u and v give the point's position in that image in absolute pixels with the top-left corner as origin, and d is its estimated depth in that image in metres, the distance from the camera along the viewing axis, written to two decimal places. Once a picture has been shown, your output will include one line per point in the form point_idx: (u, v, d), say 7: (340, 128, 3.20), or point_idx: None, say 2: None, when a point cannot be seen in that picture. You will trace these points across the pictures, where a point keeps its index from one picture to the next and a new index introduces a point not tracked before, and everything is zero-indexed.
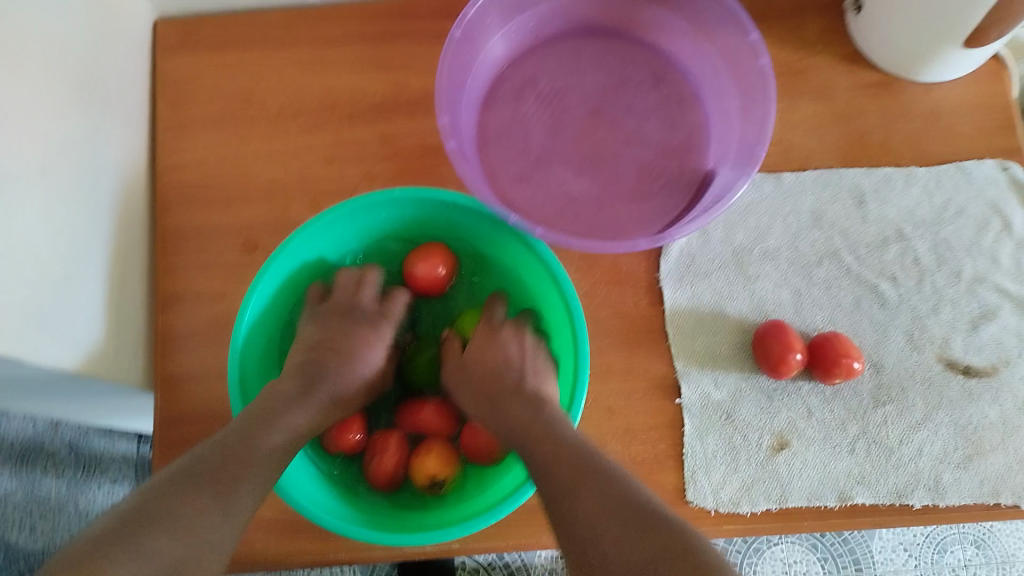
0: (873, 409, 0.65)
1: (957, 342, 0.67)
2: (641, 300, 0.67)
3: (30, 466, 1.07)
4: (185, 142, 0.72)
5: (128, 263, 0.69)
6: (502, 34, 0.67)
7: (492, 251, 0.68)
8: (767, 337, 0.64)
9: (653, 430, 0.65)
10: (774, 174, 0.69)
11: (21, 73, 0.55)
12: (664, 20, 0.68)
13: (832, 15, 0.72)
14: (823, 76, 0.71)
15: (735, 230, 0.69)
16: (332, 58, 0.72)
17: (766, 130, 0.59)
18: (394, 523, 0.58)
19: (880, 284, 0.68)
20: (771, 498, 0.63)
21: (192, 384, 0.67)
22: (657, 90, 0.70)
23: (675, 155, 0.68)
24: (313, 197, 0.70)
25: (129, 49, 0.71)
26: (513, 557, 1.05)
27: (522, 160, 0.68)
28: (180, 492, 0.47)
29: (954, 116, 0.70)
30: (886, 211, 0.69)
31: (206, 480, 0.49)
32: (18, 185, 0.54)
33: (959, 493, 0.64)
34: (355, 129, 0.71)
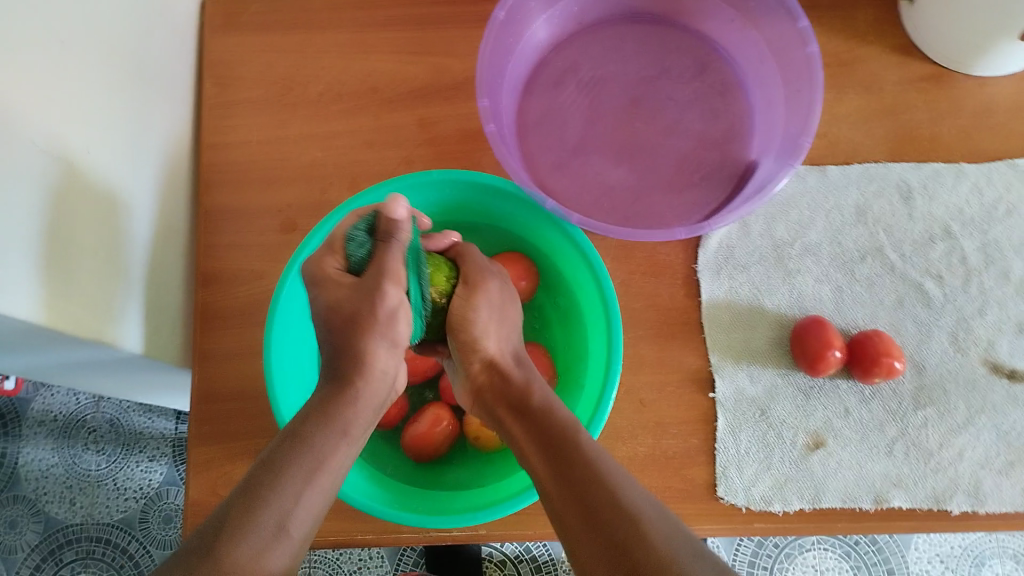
0: (913, 411, 0.64)
1: (1003, 345, 0.64)
2: (676, 292, 0.67)
3: (73, 440, 1.11)
4: (227, 123, 0.73)
5: (168, 241, 0.70)
6: (545, 19, 0.67)
7: (529, 238, 0.68)
8: (804, 333, 0.63)
9: (685, 424, 0.64)
10: (817, 167, 0.68)
11: (71, 51, 0.56)
12: (709, 9, 0.67)
13: (884, 7, 0.70)
14: (872, 69, 0.69)
15: (776, 224, 0.68)
16: (374, 43, 0.73)
17: (810, 119, 0.58)
18: (423, 504, 0.58)
19: (925, 283, 0.66)
20: (803, 497, 0.62)
21: (227, 361, 0.68)
22: (699, 80, 0.69)
23: (717, 146, 0.67)
24: (351, 179, 0.71)
25: (177, 31, 0.72)
26: (540, 550, 1.05)
27: (561, 147, 0.68)
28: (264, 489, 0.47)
29: (1008, 112, 0.68)
30: (933, 208, 0.67)
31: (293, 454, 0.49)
32: (63, 160, 0.55)
33: (1000, 500, 0.62)
34: (394, 113, 0.71)
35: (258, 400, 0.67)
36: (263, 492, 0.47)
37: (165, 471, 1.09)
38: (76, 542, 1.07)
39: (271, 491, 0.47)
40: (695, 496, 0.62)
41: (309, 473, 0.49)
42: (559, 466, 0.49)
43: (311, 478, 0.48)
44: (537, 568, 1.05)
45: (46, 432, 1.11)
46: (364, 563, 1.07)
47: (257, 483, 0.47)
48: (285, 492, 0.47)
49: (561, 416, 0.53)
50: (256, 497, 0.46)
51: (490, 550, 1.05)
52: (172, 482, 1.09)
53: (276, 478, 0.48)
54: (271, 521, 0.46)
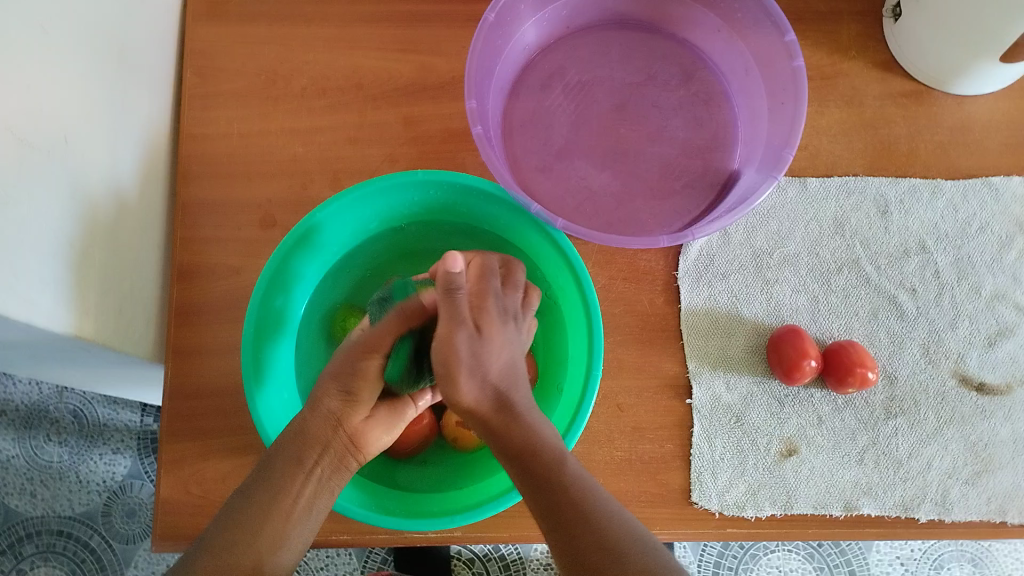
0: (884, 420, 0.65)
1: (972, 358, 0.66)
2: (657, 298, 0.67)
3: (34, 431, 1.08)
4: (208, 114, 0.71)
5: (144, 233, 0.69)
6: (534, 22, 0.67)
7: (511, 240, 0.68)
8: (781, 342, 0.64)
9: (662, 430, 0.64)
10: (798, 178, 0.69)
11: (49, 37, 0.55)
12: (697, 18, 0.67)
13: (866, 22, 0.71)
14: (853, 83, 0.70)
15: (756, 233, 0.68)
16: (360, 38, 0.72)
17: (794, 132, 0.59)
18: (401, 506, 0.58)
19: (899, 295, 0.67)
20: (776, 503, 0.63)
21: (203, 358, 0.67)
22: (684, 88, 0.69)
23: (700, 154, 0.68)
24: (333, 176, 0.70)
25: (157, 19, 0.71)
26: (509, 549, 1.05)
27: (546, 150, 0.68)
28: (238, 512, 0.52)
29: (983, 130, 0.70)
30: (909, 222, 0.68)
31: (267, 472, 0.54)
32: (39, 149, 0.54)
33: (965, 508, 0.64)
34: (379, 110, 0.71)
35: (235, 397, 0.66)
36: (242, 511, 0.52)
37: (129, 464, 1.07)
38: (37, 535, 1.05)
39: (247, 514, 0.51)
40: (670, 501, 0.63)
41: (282, 486, 0.53)
42: (530, 463, 0.49)
43: (281, 490, 0.53)
44: (505, 567, 1.05)
45: (6, 422, 1.08)
46: (332, 560, 1.06)
47: (237, 503, 0.53)
48: (264, 510, 0.52)
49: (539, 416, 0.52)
50: (233, 520, 0.51)
51: (459, 548, 1.05)
52: (137, 476, 1.07)
53: (249, 500, 0.52)
54: (251, 540, 0.50)
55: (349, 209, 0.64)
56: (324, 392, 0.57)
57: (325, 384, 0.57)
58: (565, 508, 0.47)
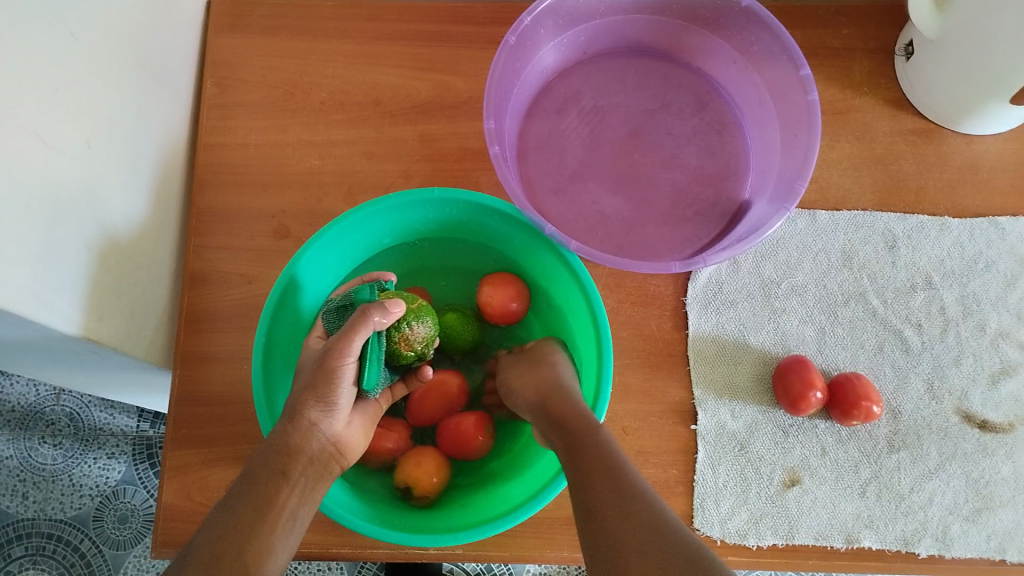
0: (887, 453, 0.65)
1: (976, 395, 0.67)
2: (665, 323, 0.67)
3: (29, 433, 1.07)
4: (225, 124, 0.72)
5: (158, 239, 0.70)
6: (553, 46, 0.68)
7: (523, 260, 0.68)
8: (787, 372, 0.64)
9: (666, 454, 0.64)
10: (808, 210, 0.70)
11: (76, 43, 0.56)
12: (713, 49, 0.68)
13: (879, 60, 0.73)
14: (864, 119, 0.71)
15: (765, 263, 0.69)
16: (380, 55, 0.73)
17: (807, 165, 0.59)
18: (404, 521, 0.58)
19: (904, 330, 0.68)
20: (777, 533, 0.63)
21: (211, 365, 0.67)
22: (699, 117, 0.70)
23: (712, 182, 0.68)
24: (348, 190, 0.70)
25: (180, 28, 0.71)
26: (501, 569, 1.05)
27: (561, 173, 0.69)
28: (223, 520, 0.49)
29: (991, 171, 0.71)
30: (916, 258, 0.69)
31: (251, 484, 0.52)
32: (61, 152, 0.55)
33: (965, 546, 0.64)
34: (396, 127, 0.71)
35: (240, 406, 0.66)
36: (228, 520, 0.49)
37: (123, 470, 1.07)
38: (27, 538, 1.05)
39: (234, 523, 0.49)
40: None
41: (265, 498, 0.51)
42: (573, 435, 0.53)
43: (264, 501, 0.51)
44: None
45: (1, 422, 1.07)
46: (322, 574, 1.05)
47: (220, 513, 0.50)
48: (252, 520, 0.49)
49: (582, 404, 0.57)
50: (224, 529, 0.48)
51: (451, 566, 1.05)
52: (130, 481, 1.06)
53: (235, 510, 0.50)
54: (238, 547, 0.47)
55: (341, 237, 0.64)
56: (301, 401, 0.56)
57: (301, 395, 0.56)
58: (604, 491, 0.48)
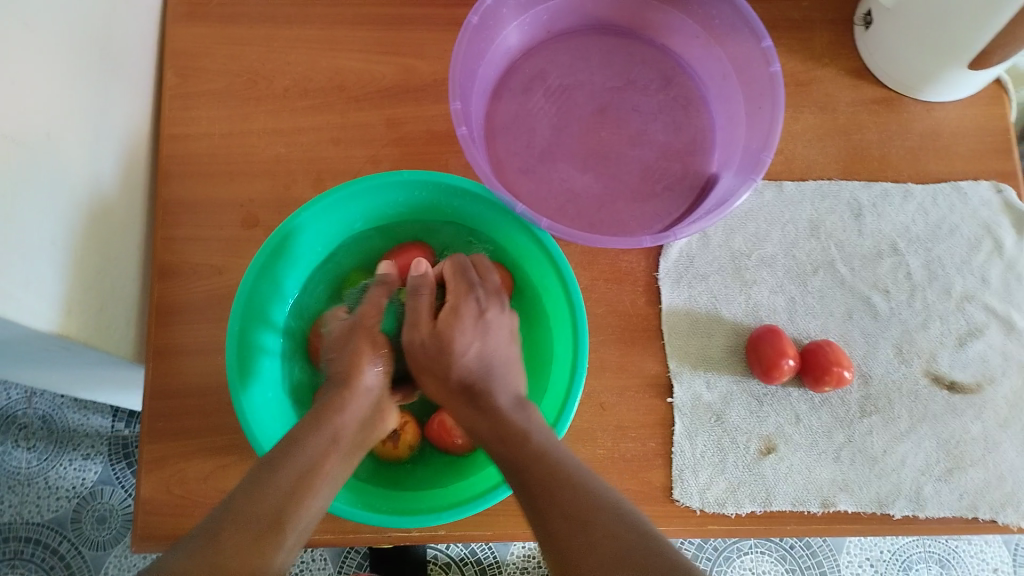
0: (859, 418, 0.66)
1: (943, 357, 0.68)
2: (638, 299, 0.68)
3: (2, 437, 1.06)
4: (188, 114, 0.71)
5: (125, 232, 0.69)
6: (516, 26, 0.68)
7: (495, 240, 0.68)
8: (760, 342, 0.65)
9: (644, 428, 0.65)
10: (775, 182, 0.71)
11: (32, 32, 0.55)
12: (674, 24, 0.69)
13: (840, 31, 0.73)
14: (827, 89, 0.72)
15: (734, 236, 0.70)
16: (342, 40, 0.72)
17: (771, 137, 0.60)
18: (386, 504, 0.58)
19: (872, 296, 0.69)
20: (755, 501, 0.64)
21: (184, 357, 0.66)
22: (664, 93, 0.70)
23: (679, 157, 0.69)
24: (316, 177, 0.70)
25: (138, 18, 0.70)
26: (485, 554, 1.05)
27: (529, 152, 0.69)
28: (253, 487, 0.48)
29: (952, 137, 0.72)
30: (882, 225, 0.70)
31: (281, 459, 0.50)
32: (21, 144, 0.53)
33: (938, 505, 0.65)
34: (362, 112, 0.71)
35: (217, 397, 0.65)
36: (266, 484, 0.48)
37: (100, 470, 1.05)
38: (5, 542, 1.03)
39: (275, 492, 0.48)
40: (652, 498, 0.64)
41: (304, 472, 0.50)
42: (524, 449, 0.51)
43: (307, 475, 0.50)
44: (482, 571, 1.05)
45: None
46: (306, 566, 1.05)
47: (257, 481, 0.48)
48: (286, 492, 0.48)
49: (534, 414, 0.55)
50: (257, 487, 0.48)
51: (435, 552, 1.05)
52: (108, 481, 1.05)
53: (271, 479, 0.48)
54: (269, 519, 0.46)
55: (328, 212, 0.64)
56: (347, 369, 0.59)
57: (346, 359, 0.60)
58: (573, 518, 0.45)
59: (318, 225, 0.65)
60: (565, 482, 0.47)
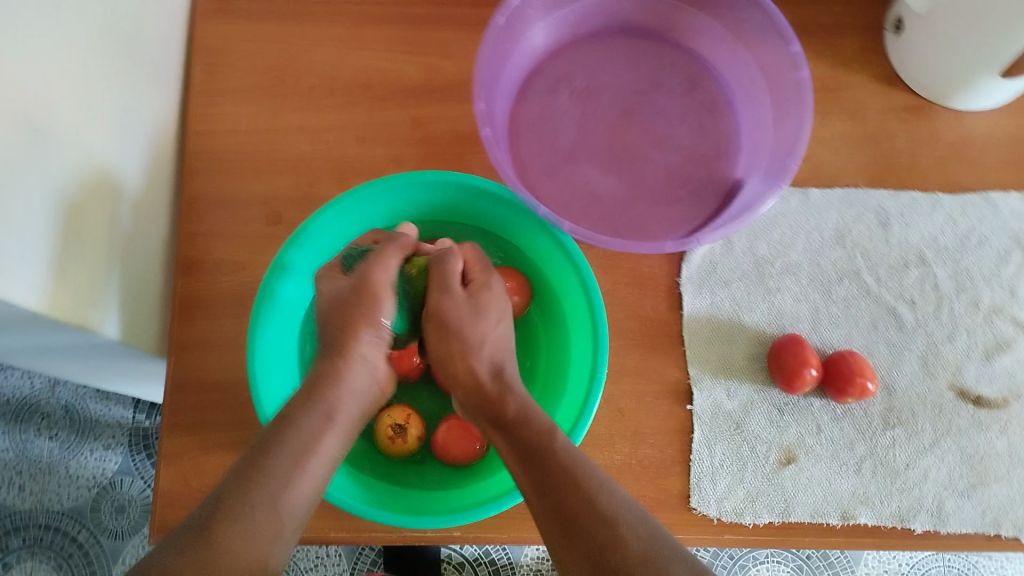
0: (882, 430, 0.65)
1: (970, 370, 0.67)
2: (659, 304, 0.67)
3: (25, 425, 1.07)
4: (214, 110, 0.72)
5: (149, 226, 0.69)
6: (542, 27, 0.67)
7: (516, 242, 0.68)
8: (782, 351, 0.64)
9: (662, 434, 0.65)
10: (801, 189, 0.70)
11: (62, 27, 0.55)
12: (703, 27, 0.68)
13: (870, 37, 0.72)
14: (856, 96, 0.71)
15: (758, 242, 0.69)
16: (368, 38, 0.72)
17: (798, 143, 0.59)
18: (402, 504, 0.58)
19: (898, 307, 0.68)
20: (774, 511, 0.63)
21: (205, 353, 0.66)
22: (691, 96, 0.70)
23: (704, 162, 0.68)
24: (339, 175, 0.70)
25: (166, 14, 0.71)
26: (499, 554, 1.05)
27: (553, 154, 0.68)
28: (256, 473, 0.48)
29: (984, 147, 0.71)
30: (909, 235, 0.69)
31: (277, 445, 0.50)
32: (48, 137, 0.54)
33: (961, 521, 0.64)
34: (387, 110, 0.71)
35: (237, 392, 0.66)
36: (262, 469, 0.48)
37: (120, 460, 1.06)
38: (25, 529, 1.05)
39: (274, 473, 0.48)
40: (668, 506, 0.63)
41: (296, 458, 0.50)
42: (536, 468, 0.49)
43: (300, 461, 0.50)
44: (495, 572, 1.05)
45: None
46: (321, 561, 1.05)
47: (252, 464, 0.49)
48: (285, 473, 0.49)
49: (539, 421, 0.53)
50: (250, 475, 0.48)
51: (449, 551, 1.05)
52: (127, 472, 1.06)
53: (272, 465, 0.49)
54: (269, 510, 0.47)
55: (351, 210, 0.64)
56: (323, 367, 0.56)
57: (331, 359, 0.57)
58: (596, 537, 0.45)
59: (340, 223, 0.65)
60: (580, 502, 0.47)
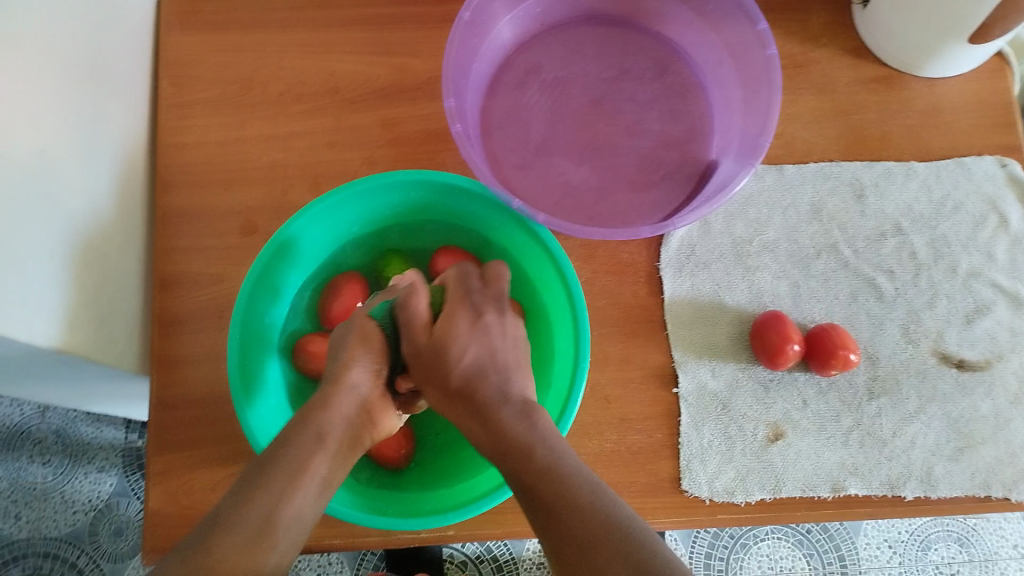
0: (867, 401, 0.66)
1: (951, 336, 0.67)
2: (640, 289, 0.68)
3: (17, 453, 1.06)
4: (184, 123, 0.71)
5: (125, 245, 0.69)
6: (508, 21, 0.67)
7: (493, 238, 0.68)
8: (764, 328, 0.65)
9: (650, 419, 0.65)
10: (774, 167, 0.70)
11: (21, 49, 0.55)
12: (668, 11, 0.68)
13: (836, 11, 0.72)
14: (824, 71, 0.71)
15: (735, 222, 0.69)
16: (334, 42, 0.72)
17: (768, 120, 0.59)
18: (393, 507, 0.58)
19: (877, 278, 0.68)
20: (764, 488, 0.63)
21: (188, 367, 0.66)
22: (660, 81, 0.70)
23: (677, 146, 0.68)
24: (313, 181, 0.70)
25: (131, 30, 0.70)
26: (501, 550, 1.05)
27: (525, 147, 0.68)
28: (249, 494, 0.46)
29: (953, 113, 0.71)
30: (884, 205, 0.70)
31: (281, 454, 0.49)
32: (15, 161, 0.53)
33: (950, 485, 0.64)
34: (356, 114, 0.71)
35: (222, 405, 0.66)
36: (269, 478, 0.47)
37: (115, 482, 1.06)
38: (23, 558, 1.04)
39: (251, 494, 0.46)
40: (661, 489, 0.63)
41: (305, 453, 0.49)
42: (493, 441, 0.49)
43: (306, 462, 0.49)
44: (498, 568, 1.05)
45: None
46: (323, 569, 1.05)
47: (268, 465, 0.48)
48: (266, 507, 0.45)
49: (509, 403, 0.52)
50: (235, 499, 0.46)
51: (451, 550, 1.05)
52: (123, 493, 1.06)
53: (259, 482, 0.47)
54: (265, 504, 0.45)
55: (328, 214, 0.64)
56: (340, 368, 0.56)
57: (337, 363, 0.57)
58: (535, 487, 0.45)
59: (319, 228, 0.65)
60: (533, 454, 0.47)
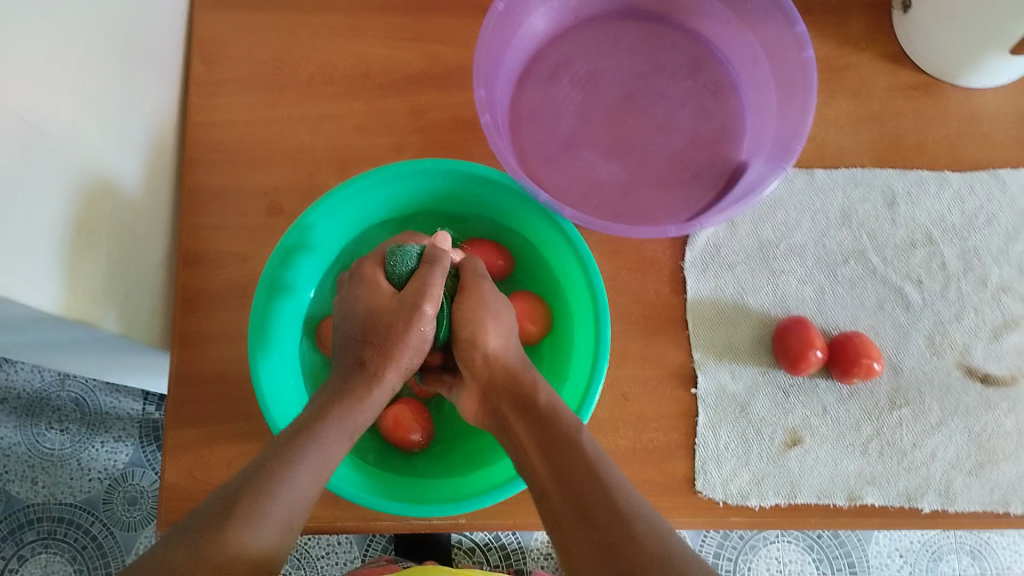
0: (889, 411, 0.65)
1: (978, 349, 0.66)
2: (663, 288, 0.67)
3: (36, 419, 1.08)
4: (214, 102, 0.71)
5: (151, 220, 0.69)
6: (542, 12, 0.67)
7: (518, 228, 0.68)
8: (787, 333, 0.64)
9: (667, 418, 0.64)
10: (805, 169, 0.69)
11: (59, 24, 0.55)
12: (705, 8, 0.67)
13: (876, 14, 0.71)
14: (861, 75, 0.70)
15: (763, 224, 0.69)
16: (366, 27, 0.72)
17: (802, 125, 0.58)
18: (407, 492, 0.59)
19: (904, 287, 0.67)
20: (779, 493, 0.63)
21: (208, 344, 0.67)
22: (693, 78, 0.69)
23: (707, 145, 0.68)
24: (340, 165, 0.70)
25: (165, 6, 0.70)
26: (510, 539, 1.06)
27: (554, 140, 0.68)
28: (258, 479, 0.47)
29: (991, 123, 0.70)
30: (915, 213, 0.68)
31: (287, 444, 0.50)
32: (48, 134, 0.54)
33: (969, 499, 0.64)
34: (385, 99, 0.71)
35: (240, 384, 0.66)
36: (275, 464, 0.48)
37: (131, 452, 1.08)
38: (38, 522, 1.06)
39: (251, 478, 0.47)
40: (674, 489, 0.63)
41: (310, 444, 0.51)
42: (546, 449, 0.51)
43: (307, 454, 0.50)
44: (506, 556, 1.06)
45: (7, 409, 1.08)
46: (332, 549, 1.06)
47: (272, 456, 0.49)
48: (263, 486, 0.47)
49: (566, 416, 0.53)
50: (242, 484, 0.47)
51: (459, 536, 1.05)
52: (138, 464, 1.07)
53: (265, 469, 0.48)
54: (265, 490, 0.46)
55: (353, 199, 0.64)
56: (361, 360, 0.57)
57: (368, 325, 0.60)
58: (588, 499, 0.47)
59: (344, 211, 0.65)
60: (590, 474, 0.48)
